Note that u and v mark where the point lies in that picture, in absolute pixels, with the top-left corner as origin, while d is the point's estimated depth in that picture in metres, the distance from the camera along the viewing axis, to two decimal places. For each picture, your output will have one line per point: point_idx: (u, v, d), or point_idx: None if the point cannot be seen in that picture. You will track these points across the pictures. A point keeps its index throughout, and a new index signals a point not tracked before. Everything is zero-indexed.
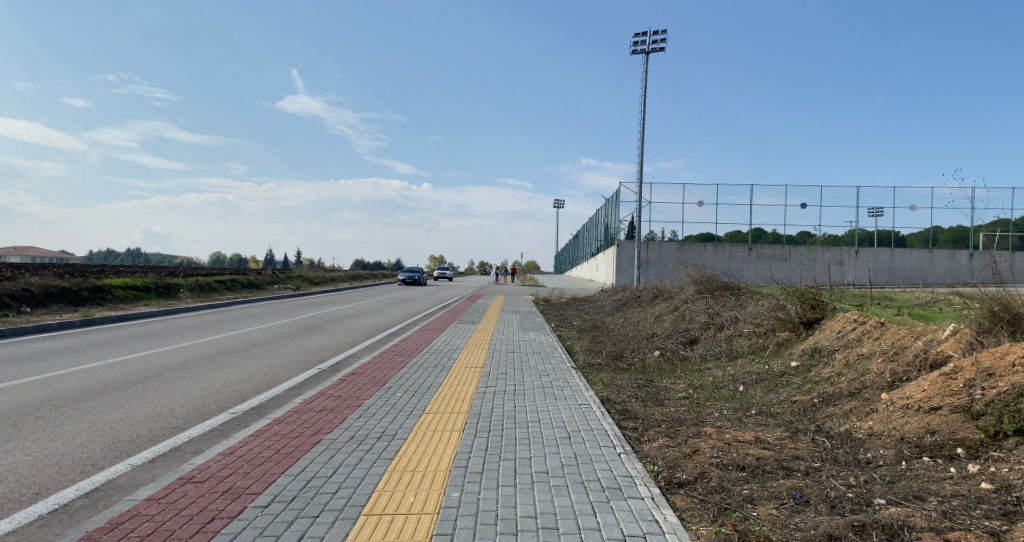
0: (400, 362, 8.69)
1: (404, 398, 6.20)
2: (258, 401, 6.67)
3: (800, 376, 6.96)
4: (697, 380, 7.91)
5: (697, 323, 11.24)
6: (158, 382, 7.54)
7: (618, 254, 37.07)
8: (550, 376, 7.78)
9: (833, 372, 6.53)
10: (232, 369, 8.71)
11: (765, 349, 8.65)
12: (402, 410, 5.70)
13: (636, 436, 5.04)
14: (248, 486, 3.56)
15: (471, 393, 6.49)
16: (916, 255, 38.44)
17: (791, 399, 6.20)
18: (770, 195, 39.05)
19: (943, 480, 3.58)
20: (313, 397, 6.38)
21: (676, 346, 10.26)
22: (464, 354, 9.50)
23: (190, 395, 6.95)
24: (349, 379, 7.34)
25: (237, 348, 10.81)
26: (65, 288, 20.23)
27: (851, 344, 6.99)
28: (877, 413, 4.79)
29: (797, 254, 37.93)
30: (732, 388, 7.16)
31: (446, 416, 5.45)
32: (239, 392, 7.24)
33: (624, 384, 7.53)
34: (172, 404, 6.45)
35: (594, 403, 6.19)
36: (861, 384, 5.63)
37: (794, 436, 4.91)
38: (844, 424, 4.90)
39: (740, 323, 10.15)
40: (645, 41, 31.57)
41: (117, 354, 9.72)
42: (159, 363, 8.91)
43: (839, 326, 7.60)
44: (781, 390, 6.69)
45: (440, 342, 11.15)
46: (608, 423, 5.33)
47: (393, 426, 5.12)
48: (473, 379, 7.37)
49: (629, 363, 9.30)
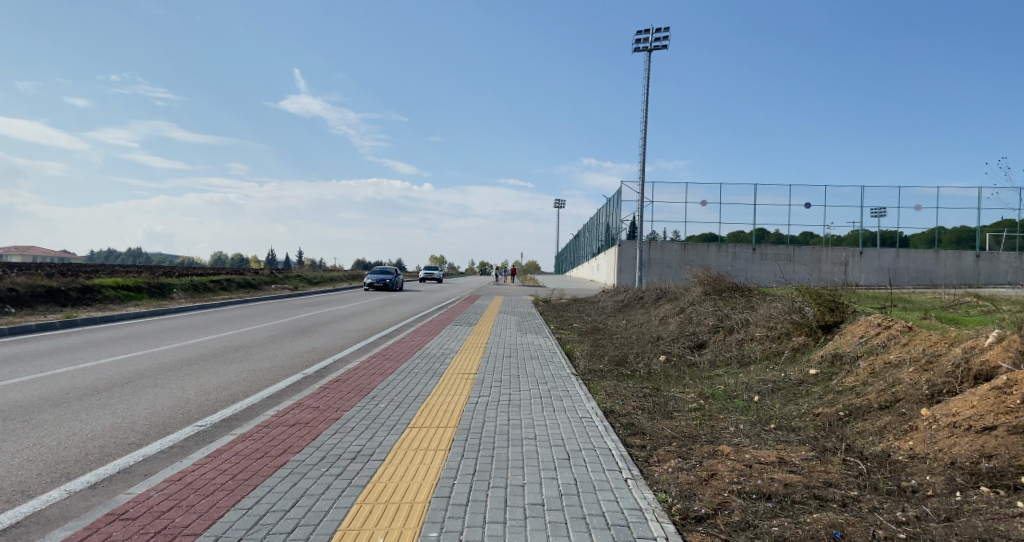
0: (388, 368, 8.12)
1: (388, 410, 5.65)
2: (229, 413, 6.11)
3: (820, 386, 6.40)
4: (708, 388, 7.36)
5: (705, 326, 10.69)
6: (126, 390, 6.99)
7: (620, 254, 36.52)
8: (548, 384, 7.22)
9: (858, 382, 5.97)
10: (209, 376, 8.17)
11: (780, 354, 8.10)
12: (383, 424, 5.15)
13: (644, 457, 4.49)
14: (186, 526, 3.03)
15: (461, 404, 5.93)
16: (922, 255, 37.84)
17: (814, 412, 5.64)
18: (773, 195, 38.48)
19: (1013, 518, 3.01)
20: (289, 408, 5.83)
21: (683, 351, 9.71)
22: (457, 359, 8.93)
23: (159, 405, 6.41)
24: (331, 387, 6.80)
25: (221, 352, 10.29)
26: (53, 288, 19.68)
27: (876, 351, 6.42)
28: (918, 431, 4.23)
29: (801, 253, 37.36)
30: (746, 399, 6.61)
31: (432, 432, 4.91)
32: (212, 401, 6.69)
33: (628, 393, 6.96)
34: (136, 415, 5.92)
35: (596, 416, 5.63)
36: (893, 396, 5.07)
37: (823, 457, 4.34)
38: (878, 443, 4.34)
39: (752, 326, 9.61)
40: (649, 38, 31.17)
41: (93, 358, 9.18)
42: (135, 369, 8.37)
43: (861, 331, 7.04)
44: (801, 402, 6.14)
45: (434, 345, 10.59)
46: (612, 441, 4.77)
47: (371, 443, 4.56)
48: (464, 388, 6.80)
49: (633, 369, 8.73)
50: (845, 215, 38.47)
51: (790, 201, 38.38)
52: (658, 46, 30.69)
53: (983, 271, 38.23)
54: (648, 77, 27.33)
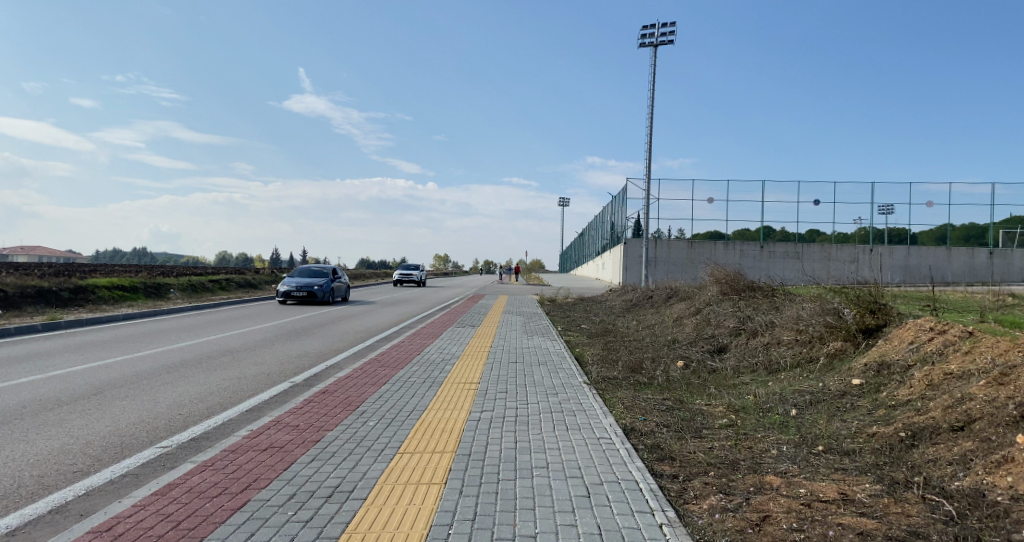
0: (382, 378, 7.37)
1: (376, 429, 4.94)
2: (202, 430, 5.43)
3: (868, 399, 5.66)
4: (737, 400, 6.63)
5: (724, 327, 9.95)
6: (92, 402, 6.31)
7: (626, 253, 35.71)
8: (559, 396, 6.47)
9: (914, 395, 5.23)
10: (188, 385, 7.47)
11: (814, 360, 7.38)
12: (369, 448, 4.43)
13: (678, 492, 3.76)
14: None
15: (461, 422, 5.23)
16: (933, 252, 36.94)
17: (868, 431, 4.89)
18: (782, 192, 37.63)
19: None
20: (266, 425, 5.12)
21: (702, 356, 8.99)
22: (457, 366, 8.22)
23: (126, 419, 5.73)
24: (317, 400, 6.09)
25: (206, 358, 9.57)
26: (43, 288, 18.98)
27: (932, 359, 5.65)
28: (1014, 465, 3.48)
29: (810, 251, 36.44)
30: (783, 415, 5.87)
31: (425, 460, 4.18)
32: (186, 416, 5.98)
33: (649, 407, 6.24)
34: (94, 434, 5.19)
35: (616, 437, 4.90)
36: (968, 415, 4.32)
37: (896, 493, 3.60)
38: (964, 478, 3.59)
39: (778, 328, 8.88)
40: (655, 32, 30.48)
41: (66, 364, 8.50)
42: (107, 377, 7.65)
43: (911, 336, 6.27)
44: (847, 418, 5.40)
45: (434, 350, 9.85)
46: (638, 472, 4.05)
47: (352, 477, 3.84)
48: (465, 401, 6.10)
49: (650, 376, 8.00)
50: (856, 211, 37.49)
51: (800, 198, 37.44)
52: (664, 41, 29.97)
53: (997, 269, 37.25)
54: (653, 70, 26.58)
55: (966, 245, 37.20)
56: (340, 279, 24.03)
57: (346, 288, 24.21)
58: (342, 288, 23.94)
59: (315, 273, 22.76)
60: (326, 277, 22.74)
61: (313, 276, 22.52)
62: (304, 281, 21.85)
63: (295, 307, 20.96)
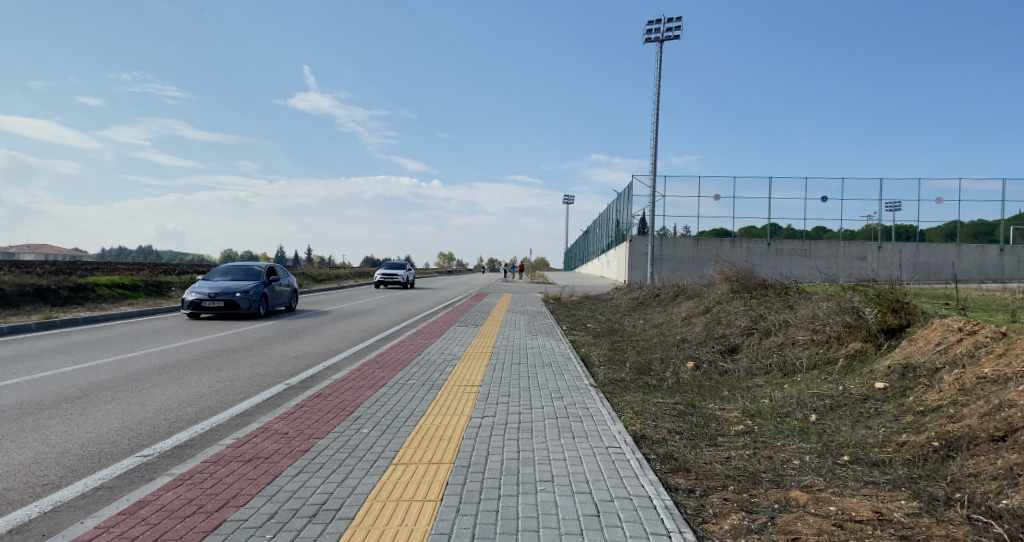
0: (379, 381, 7.05)
1: (370, 437, 4.64)
2: (187, 437, 5.15)
3: (893, 404, 5.31)
4: (752, 405, 6.31)
5: (736, 327, 9.60)
6: (76, 406, 6.03)
7: (631, 250, 35.34)
8: (564, 400, 6.16)
9: (945, 401, 4.88)
10: (179, 387, 7.18)
11: (832, 362, 7.04)
12: (361, 459, 4.13)
13: (695, 511, 3.43)
14: None
15: (461, 429, 4.93)
16: (943, 249, 36.39)
17: (897, 440, 4.55)
18: (789, 189, 37.15)
19: None
20: (254, 433, 4.83)
21: (714, 356, 8.66)
22: (458, 368, 7.92)
23: (110, 425, 5.45)
24: (311, 404, 5.81)
25: (201, 358, 9.30)
26: (42, 287, 18.78)
27: (962, 362, 5.29)
28: None
29: (818, 248, 35.95)
30: (802, 421, 5.53)
31: (420, 473, 3.87)
32: (172, 421, 5.71)
33: (660, 412, 5.92)
34: (72, 441, 4.91)
35: (626, 447, 4.59)
36: (1010, 424, 3.97)
37: (937, 512, 3.26)
38: (1013, 496, 3.24)
39: (792, 327, 8.54)
40: (660, 28, 30.19)
41: (56, 366, 8.23)
42: (96, 379, 7.38)
43: (938, 337, 5.90)
44: (873, 424, 5.05)
45: (434, 351, 9.52)
46: (651, 487, 3.73)
47: (339, 493, 3.53)
48: (466, 406, 5.80)
49: (660, 379, 7.67)
50: (864, 208, 36.97)
51: (807, 195, 36.97)
52: (671, 36, 29.56)
53: (1008, 265, 36.66)
54: (658, 66, 26.21)
55: (976, 241, 36.57)
56: (282, 281, 17.75)
57: (290, 291, 17.93)
58: (284, 291, 17.66)
59: (243, 273, 16.32)
60: (259, 278, 16.38)
61: (241, 277, 16.19)
62: (222, 285, 15.42)
63: (208, 322, 14.72)
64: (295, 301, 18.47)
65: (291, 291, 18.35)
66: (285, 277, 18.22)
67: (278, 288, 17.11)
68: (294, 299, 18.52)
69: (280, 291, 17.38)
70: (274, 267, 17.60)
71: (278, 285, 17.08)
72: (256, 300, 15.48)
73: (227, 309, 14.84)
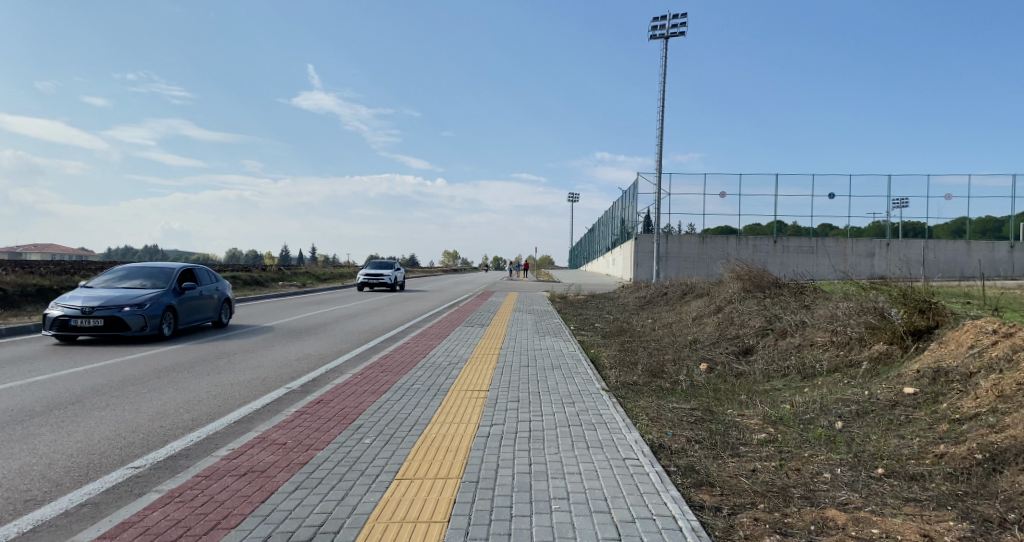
0: (383, 385, 6.78)
1: (372, 449, 4.38)
2: (180, 447, 4.88)
3: (925, 411, 5.02)
4: (773, 410, 6.02)
5: (750, 327, 9.30)
6: (65, 413, 5.75)
7: (636, 248, 35.02)
8: (575, 406, 5.89)
9: (983, 408, 4.58)
10: (175, 392, 6.93)
11: (855, 365, 6.74)
12: (363, 474, 3.86)
13: (724, 534, 3.14)
14: None
15: (469, 439, 4.67)
16: (951, 246, 35.92)
17: (935, 451, 4.26)
18: (796, 186, 36.74)
19: None
20: (252, 443, 4.58)
21: (728, 358, 8.38)
22: (464, 371, 7.66)
23: (99, 434, 5.18)
24: (311, 411, 5.56)
25: (201, 361, 9.05)
26: (44, 287, 18.66)
27: (999, 367, 4.99)
28: None
29: (825, 245, 35.52)
30: (828, 428, 5.24)
31: (425, 489, 3.61)
32: (166, 429, 5.46)
33: (677, 418, 5.64)
34: (60, 451, 4.66)
35: (644, 459, 4.31)
36: None
37: (993, 537, 2.97)
38: None
39: (809, 328, 8.25)
40: (665, 24, 29.98)
41: (50, 369, 7.99)
42: (91, 383, 7.14)
43: (971, 339, 5.61)
44: (906, 433, 4.75)
45: (439, 353, 9.26)
46: (674, 505, 3.45)
47: (339, 512, 3.27)
48: (473, 412, 5.54)
49: (673, 381, 7.39)
50: (872, 205, 36.57)
51: (813, 192, 36.61)
52: (676, 33, 29.34)
53: (1018, 263, 36.15)
54: (663, 63, 25.98)
55: (985, 237, 36.07)
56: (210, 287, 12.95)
57: (220, 301, 13.13)
58: (212, 300, 12.83)
59: (145, 277, 11.46)
60: (166, 284, 11.44)
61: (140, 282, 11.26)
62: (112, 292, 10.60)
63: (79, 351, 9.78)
64: (229, 312, 13.61)
65: (224, 299, 13.48)
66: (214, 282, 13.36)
67: (199, 297, 12.19)
68: (227, 309, 13.57)
69: (204, 301, 12.49)
70: (194, 269, 12.68)
71: (199, 293, 12.21)
72: (157, 316, 10.54)
73: (107, 331, 9.90)
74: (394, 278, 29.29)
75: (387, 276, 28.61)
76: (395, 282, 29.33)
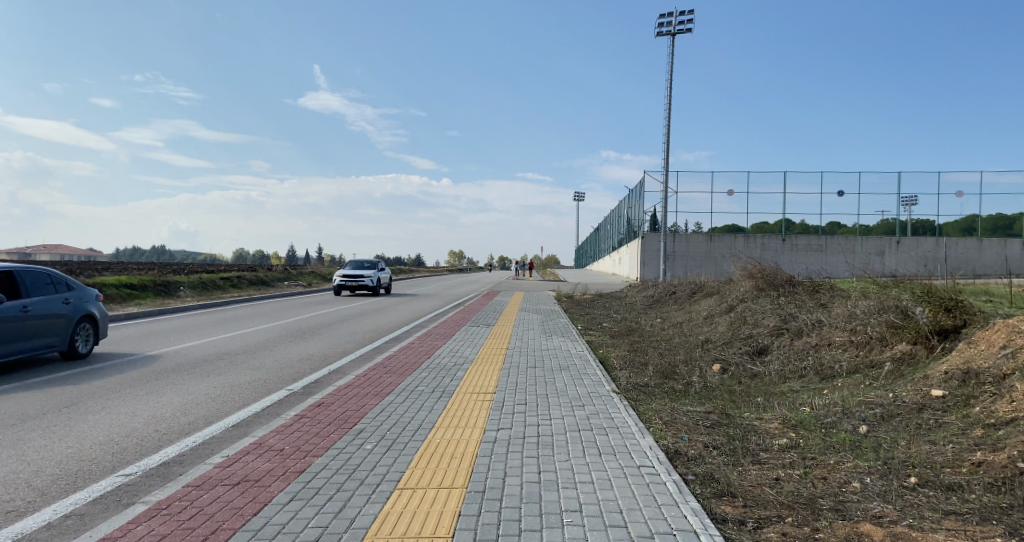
0: (386, 387, 6.57)
1: (373, 456, 4.16)
2: (174, 452, 4.68)
3: (956, 415, 4.75)
4: (792, 413, 5.76)
5: (764, 327, 9.03)
6: (58, 417, 5.57)
7: (643, 247, 34.70)
8: (585, 409, 5.66)
9: (1021, 412, 4.31)
10: (173, 395, 6.74)
11: (877, 366, 6.48)
12: (363, 484, 3.64)
13: None
14: None
15: (475, 445, 4.45)
16: (962, 243, 35.38)
17: (971, 459, 3.99)
18: (805, 183, 36.28)
19: None
20: (247, 449, 4.38)
21: (742, 358, 8.12)
22: (469, 372, 7.44)
23: (92, 439, 4.99)
24: (311, 415, 5.36)
25: (202, 362, 8.86)
26: None
27: None
28: None
29: (834, 244, 35.08)
30: (852, 433, 4.98)
31: (427, 501, 3.39)
32: (162, 433, 5.26)
33: (691, 422, 5.41)
34: (50, 457, 4.47)
35: (660, 467, 4.08)
36: None
37: None
38: None
39: (827, 327, 7.97)
40: (672, 21, 29.68)
41: (50, 370, 7.83)
42: (89, 386, 6.96)
43: (1002, 340, 5.33)
44: (937, 439, 4.48)
45: (445, 353, 9.05)
46: (694, 519, 3.21)
47: (336, 526, 3.05)
48: (479, 416, 5.33)
49: (686, 383, 7.14)
50: (881, 203, 36.12)
51: (822, 190, 36.17)
52: (683, 30, 28.95)
53: None
54: (670, 60, 25.69)
55: (997, 235, 35.47)
56: (60, 299, 8.50)
57: (77, 319, 8.68)
58: (57, 319, 8.32)
59: None
60: None
61: None
62: None
63: None
64: (93, 336, 9.01)
65: (84, 316, 8.90)
66: (76, 292, 8.95)
67: (23, 317, 7.71)
68: (91, 330, 8.99)
69: (41, 322, 8.02)
70: (25, 272, 8.15)
71: (23, 309, 7.72)
72: None
73: None
74: (376, 280, 25.10)
75: (367, 278, 24.47)
76: (377, 285, 25.08)
